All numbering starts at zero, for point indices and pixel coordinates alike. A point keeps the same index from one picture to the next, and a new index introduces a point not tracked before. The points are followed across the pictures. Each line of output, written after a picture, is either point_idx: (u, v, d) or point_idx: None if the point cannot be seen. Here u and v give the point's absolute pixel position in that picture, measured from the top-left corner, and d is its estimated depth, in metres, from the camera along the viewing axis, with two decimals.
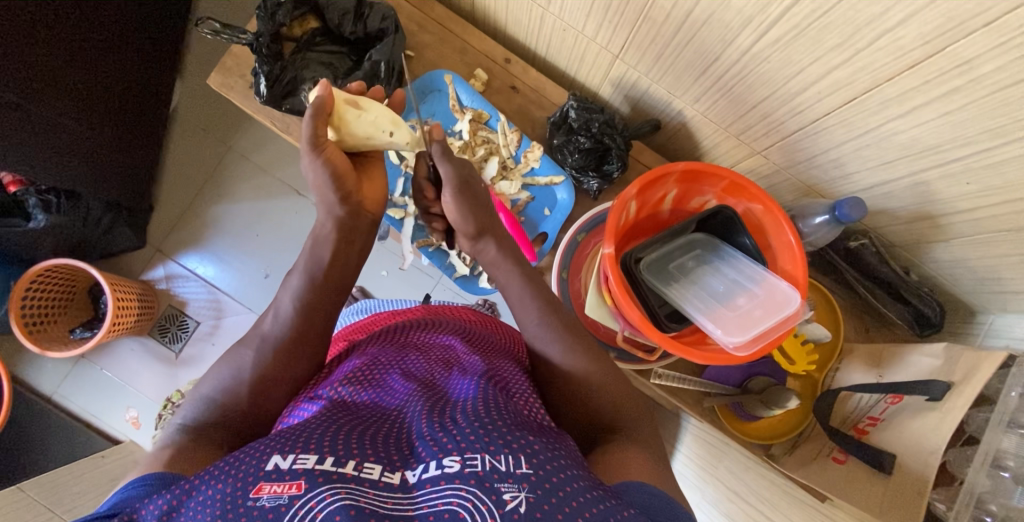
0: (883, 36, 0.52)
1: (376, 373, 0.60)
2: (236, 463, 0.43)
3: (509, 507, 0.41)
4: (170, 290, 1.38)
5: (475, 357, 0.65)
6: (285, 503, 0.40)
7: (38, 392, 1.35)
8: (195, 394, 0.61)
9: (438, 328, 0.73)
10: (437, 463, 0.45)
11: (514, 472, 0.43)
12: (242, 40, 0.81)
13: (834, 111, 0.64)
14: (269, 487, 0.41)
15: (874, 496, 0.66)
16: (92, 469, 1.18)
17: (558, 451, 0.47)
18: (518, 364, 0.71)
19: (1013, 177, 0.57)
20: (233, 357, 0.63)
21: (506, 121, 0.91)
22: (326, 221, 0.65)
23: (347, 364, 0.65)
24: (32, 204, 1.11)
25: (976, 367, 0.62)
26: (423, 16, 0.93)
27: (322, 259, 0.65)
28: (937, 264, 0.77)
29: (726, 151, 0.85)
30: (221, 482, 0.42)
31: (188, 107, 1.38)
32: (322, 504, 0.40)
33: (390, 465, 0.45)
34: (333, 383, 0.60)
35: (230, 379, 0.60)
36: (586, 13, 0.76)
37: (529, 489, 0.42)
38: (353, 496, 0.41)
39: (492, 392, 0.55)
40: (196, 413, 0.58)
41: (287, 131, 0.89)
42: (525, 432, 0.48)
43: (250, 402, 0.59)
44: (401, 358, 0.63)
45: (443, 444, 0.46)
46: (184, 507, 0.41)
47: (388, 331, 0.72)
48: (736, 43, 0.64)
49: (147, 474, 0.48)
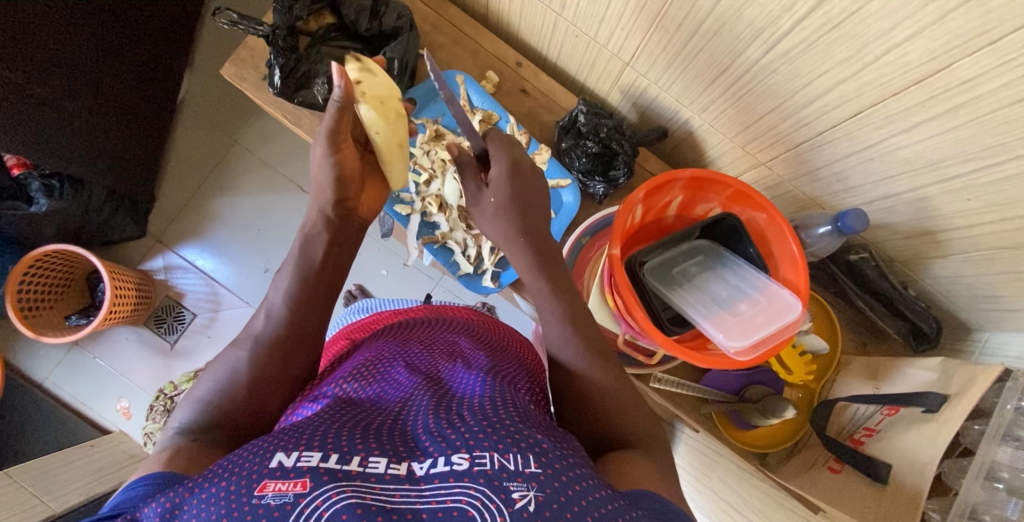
0: (892, 50, 0.53)
1: (381, 369, 0.61)
2: (240, 461, 0.44)
3: (518, 505, 0.41)
4: (168, 281, 1.38)
5: (478, 354, 0.66)
6: (290, 501, 0.40)
7: (29, 377, 1.34)
8: (191, 395, 0.60)
9: (441, 327, 0.74)
10: (444, 459, 0.45)
11: (523, 471, 0.43)
12: (258, 31, 0.82)
13: (840, 124, 0.65)
14: (273, 485, 0.41)
15: (868, 506, 0.67)
16: (81, 457, 1.17)
17: (566, 450, 0.47)
18: (523, 361, 0.72)
19: (1013, 194, 0.58)
20: (226, 359, 0.62)
21: (516, 123, 0.90)
22: (318, 220, 0.66)
23: (352, 360, 0.65)
24: (35, 188, 1.11)
25: (973, 379, 0.64)
26: (437, 17, 0.94)
27: (314, 258, 0.66)
28: (935, 280, 0.79)
29: (731, 161, 0.86)
30: (225, 479, 0.42)
31: (195, 98, 1.39)
32: (327, 503, 0.40)
33: (395, 457, 0.46)
34: (338, 379, 0.60)
35: (227, 380, 0.59)
36: (599, 20, 0.77)
37: (538, 488, 0.42)
38: (358, 494, 0.41)
39: (496, 389, 0.56)
40: (193, 416, 0.56)
41: (298, 124, 0.89)
42: (533, 430, 0.48)
43: (250, 398, 0.58)
44: (404, 353, 0.64)
45: (451, 441, 0.47)
46: (185, 505, 0.41)
47: (391, 329, 0.73)
48: (746, 54, 0.66)
49: (148, 474, 0.47)
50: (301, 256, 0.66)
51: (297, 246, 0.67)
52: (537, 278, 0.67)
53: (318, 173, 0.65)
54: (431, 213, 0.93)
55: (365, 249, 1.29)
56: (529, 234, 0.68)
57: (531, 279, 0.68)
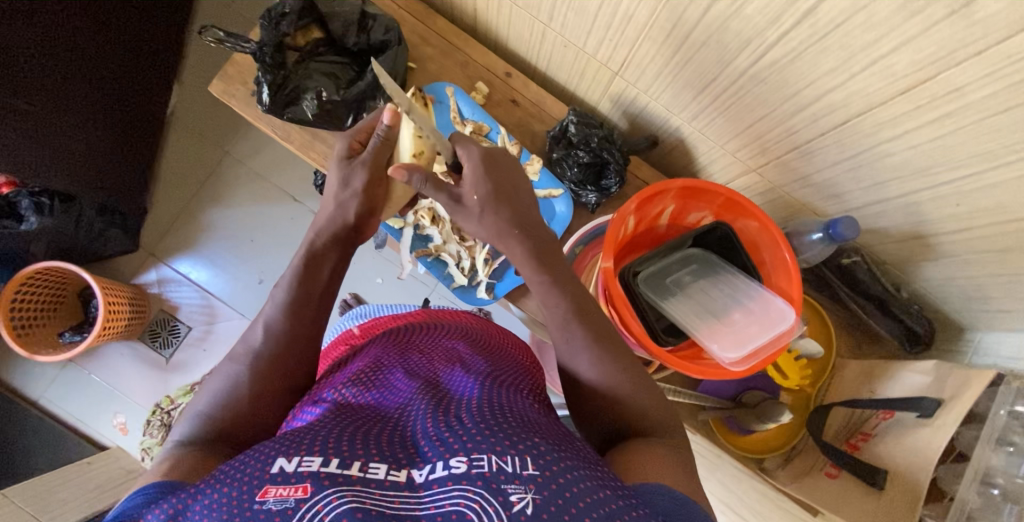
0: (877, 62, 0.53)
1: (381, 375, 0.60)
2: (242, 467, 0.43)
3: (516, 508, 0.40)
4: (161, 294, 1.37)
5: (477, 358, 0.65)
6: (292, 506, 0.39)
7: (25, 395, 1.33)
8: (190, 409, 0.58)
9: (439, 332, 0.74)
10: (443, 463, 0.44)
11: (521, 473, 0.42)
12: (245, 49, 0.82)
13: (828, 132, 0.65)
14: (275, 490, 0.40)
15: (866, 511, 0.67)
16: (79, 475, 1.17)
17: (564, 453, 0.46)
18: (521, 366, 0.72)
19: (1001, 200, 0.59)
20: (221, 372, 0.60)
21: (506, 134, 0.90)
22: (321, 232, 0.67)
23: (351, 367, 0.65)
24: (25, 206, 1.10)
25: (965, 385, 0.64)
26: (425, 29, 0.93)
27: (319, 275, 0.65)
28: (927, 283, 0.79)
29: (722, 168, 0.86)
30: (227, 486, 0.41)
31: (185, 111, 1.38)
32: (328, 508, 0.39)
33: (395, 463, 0.45)
34: (337, 386, 0.60)
35: (226, 392, 0.58)
36: (586, 31, 0.77)
37: (536, 490, 0.41)
38: (359, 498, 0.40)
39: (494, 394, 0.55)
40: (192, 428, 0.55)
41: (288, 139, 0.89)
42: (532, 435, 0.48)
43: (249, 411, 0.57)
44: (403, 360, 0.64)
45: (449, 444, 0.46)
46: (189, 511, 0.40)
47: (390, 335, 0.72)
48: (734, 64, 0.65)
49: (150, 483, 0.46)
50: (305, 272, 0.64)
51: (299, 260, 0.65)
52: (538, 273, 0.62)
53: (341, 191, 0.67)
54: (424, 226, 0.93)
55: (360, 259, 1.29)
56: (523, 227, 0.63)
57: (535, 273, 0.63)
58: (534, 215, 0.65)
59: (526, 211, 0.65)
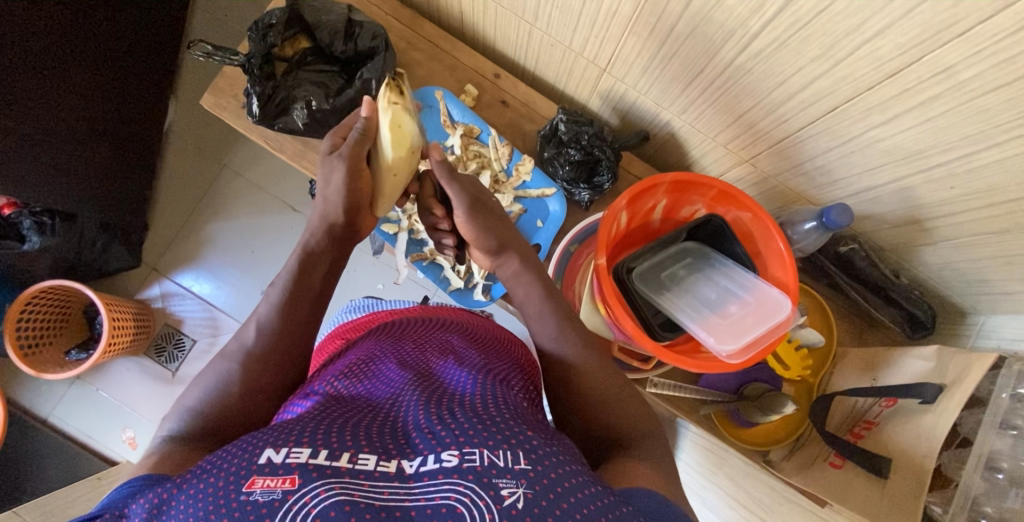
0: (863, 46, 0.53)
1: (372, 367, 0.60)
2: (228, 458, 0.42)
3: (507, 503, 0.40)
4: (166, 308, 1.38)
5: (470, 352, 0.65)
6: (279, 497, 0.39)
7: (33, 414, 1.34)
8: (179, 405, 0.59)
9: (433, 326, 0.73)
10: (435, 456, 0.44)
11: (512, 467, 0.42)
12: (233, 61, 0.82)
13: (818, 119, 0.65)
14: (262, 481, 0.40)
15: (871, 499, 0.66)
16: (91, 490, 1.17)
17: (555, 447, 0.46)
18: (514, 359, 0.71)
19: (995, 181, 0.58)
20: (215, 369, 0.61)
21: (498, 135, 0.91)
22: (317, 230, 0.68)
23: (344, 361, 0.65)
24: (26, 226, 1.09)
25: (967, 368, 0.64)
26: (413, 33, 0.94)
27: (313, 278, 0.66)
28: (926, 267, 0.78)
29: (714, 160, 0.86)
30: (213, 476, 0.41)
31: (182, 127, 1.40)
32: (315, 500, 0.39)
33: (385, 455, 0.44)
34: (328, 379, 0.60)
35: (216, 388, 0.58)
36: (572, 28, 0.77)
37: (527, 485, 0.41)
38: (348, 490, 0.40)
39: (486, 387, 0.55)
40: (181, 424, 0.55)
41: (280, 149, 0.90)
42: (523, 427, 0.48)
43: (238, 414, 0.57)
44: (396, 352, 0.63)
45: (441, 437, 0.45)
46: (173, 501, 0.40)
47: (385, 329, 0.72)
48: (720, 55, 0.65)
49: (135, 477, 0.46)
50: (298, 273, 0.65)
51: (294, 262, 0.66)
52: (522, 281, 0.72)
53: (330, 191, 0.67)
54: (418, 230, 0.92)
55: (360, 266, 1.29)
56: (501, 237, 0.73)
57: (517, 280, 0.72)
58: (511, 231, 0.75)
59: (501, 221, 0.74)
